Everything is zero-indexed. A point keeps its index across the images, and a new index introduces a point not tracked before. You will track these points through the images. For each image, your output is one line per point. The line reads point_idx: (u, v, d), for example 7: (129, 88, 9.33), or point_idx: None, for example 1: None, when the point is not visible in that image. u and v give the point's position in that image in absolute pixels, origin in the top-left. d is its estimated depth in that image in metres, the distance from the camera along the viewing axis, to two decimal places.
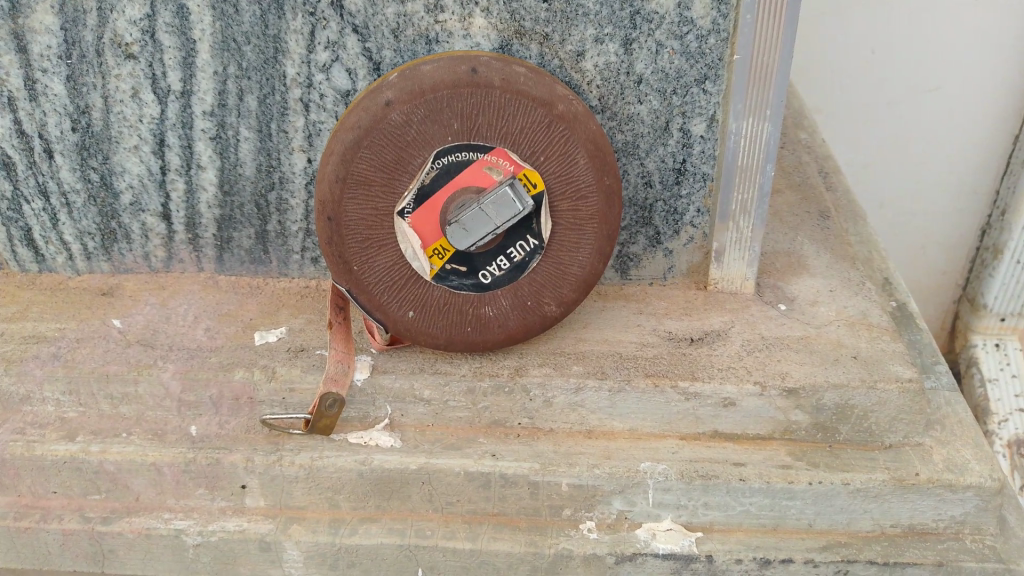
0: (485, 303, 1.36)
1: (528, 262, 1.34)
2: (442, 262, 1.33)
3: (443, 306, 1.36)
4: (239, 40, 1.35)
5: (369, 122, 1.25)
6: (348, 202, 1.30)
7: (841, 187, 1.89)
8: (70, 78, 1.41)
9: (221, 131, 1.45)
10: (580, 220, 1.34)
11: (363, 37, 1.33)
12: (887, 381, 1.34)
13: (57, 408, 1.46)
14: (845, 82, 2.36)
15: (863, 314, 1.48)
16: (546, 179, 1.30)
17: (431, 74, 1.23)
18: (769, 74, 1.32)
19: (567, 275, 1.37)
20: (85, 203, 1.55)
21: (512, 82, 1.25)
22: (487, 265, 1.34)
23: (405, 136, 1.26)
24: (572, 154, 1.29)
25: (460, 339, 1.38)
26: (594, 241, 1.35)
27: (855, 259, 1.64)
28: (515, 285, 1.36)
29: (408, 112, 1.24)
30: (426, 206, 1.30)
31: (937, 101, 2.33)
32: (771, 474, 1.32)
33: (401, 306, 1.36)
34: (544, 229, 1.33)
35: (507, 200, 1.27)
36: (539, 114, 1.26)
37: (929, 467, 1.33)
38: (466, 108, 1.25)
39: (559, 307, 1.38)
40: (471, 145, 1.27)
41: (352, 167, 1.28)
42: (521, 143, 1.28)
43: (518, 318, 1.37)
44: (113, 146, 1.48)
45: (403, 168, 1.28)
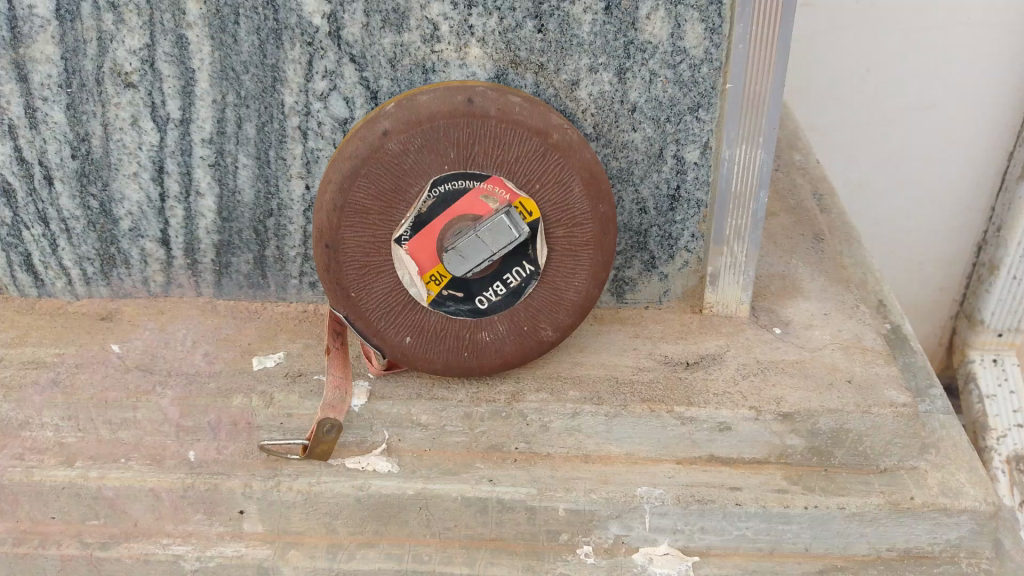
0: (481, 328, 1.37)
1: (524, 288, 1.35)
2: (439, 288, 1.34)
3: (439, 332, 1.37)
4: (238, 69, 1.37)
5: (366, 151, 1.26)
6: (346, 230, 1.31)
7: (836, 209, 1.90)
8: (70, 107, 1.42)
9: (220, 158, 1.46)
10: (576, 246, 1.35)
11: (360, 67, 1.34)
12: (881, 405, 1.35)
13: (56, 434, 1.46)
14: (841, 103, 2.38)
15: (858, 337, 1.49)
16: (542, 206, 1.31)
17: (427, 105, 1.25)
18: (762, 101, 1.34)
19: (562, 301, 1.38)
20: (84, 228, 1.56)
21: (508, 112, 1.26)
22: (484, 291, 1.34)
23: (402, 165, 1.27)
24: (567, 182, 1.30)
25: (457, 364, 1.39)
26: (590, 266, 1.36)
27: (850, 282, 1.65)
28: (511, 310, 1.37)
29: (406, 141, 1.26)
30: (423, 234, 1.31)
31: (930, 121, 2.35)
32: (767, 499, 1.33)
33: (398, 332, 1.37)
34: (540, 256, 1.34)
35: (503, 228, 1.28)
36: (535, 143, 1.28)
37: (924, 491, 1.34)
38: (463, 138, 1.26)
39: (555, 332, 1.39)
40: (467, 173, 1.28)
41: (350, 196, 1.29)
42: (517, 172, 1.29)
43: (515, 343, 1.38)
44: (112, 173, 1.49)
45: (400, 197, 1.29)
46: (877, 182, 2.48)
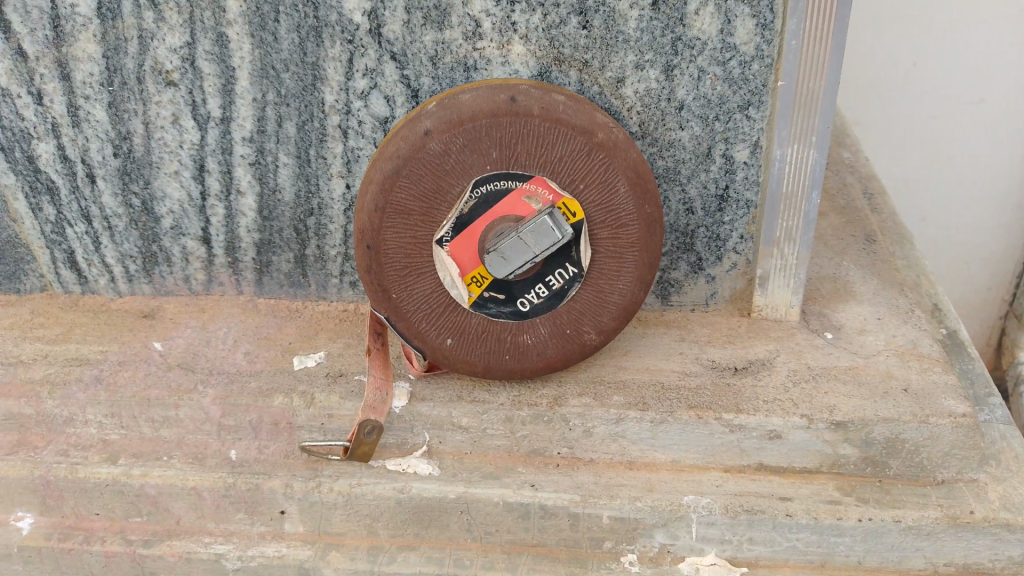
0: (523, 331, 1.34)
1: (567, 290, 1.33)
2: (480, 290, 1.31)
3: (481, 334, 1.35)
4: (278, 67, 1.35)
5: (408, 151, 1.24)
6: (388, 233, 1.29)
7: (888, 210, 1.84)
8: (112, 105, 1.42)
9: (260, 157, 1.45)
10: (621, 247, 1.32)
11: (401, 64, 1.32)
12: (940, 415, 1.30)
13: (99, 430, 1.46)
14: (885, 98, 2.30)
15: (913, 343, 1.44)
16: (586, 207, 1.28)
17: (470, 103, 1.22)
18: (814, 101, 1.30)
19: (607, 304, 1.35)
20: (126, 226, 1.57)
21: (552, 111, 1.23)
22: (525, 293, 1.32)
23: (444, 166, 1.25)
24: (612, 182, 1.27)
25: (498, 367, 1.36)
26: (635, 268, 1.33)
27: (903, 285, 1.60)
28: (554, 313, 1.34)
29: (448, 141, 1.23)
30: (465, 236, 1.29)
31: (983, 118, 2.26)
32: (819, 510, 1.28)
33: (438, 334, 1.35)
34: (583, 257, 1.31)
35: (547, 228, 1.25)
36: (579, 143, 1.25)
37: (984, 505, 1.28)
38: (506, 137, 1.24)
39: (598, 335, 1.36)
40: (509, 173, 1.26)
41: (391, 196, 1.27)
42: (561, 172, 1.26)
43: (557, 347, 1.35)
44: (153, 172, 1.49)
45: (442, 197, 1.27)
46: (926, 181, 2.40)
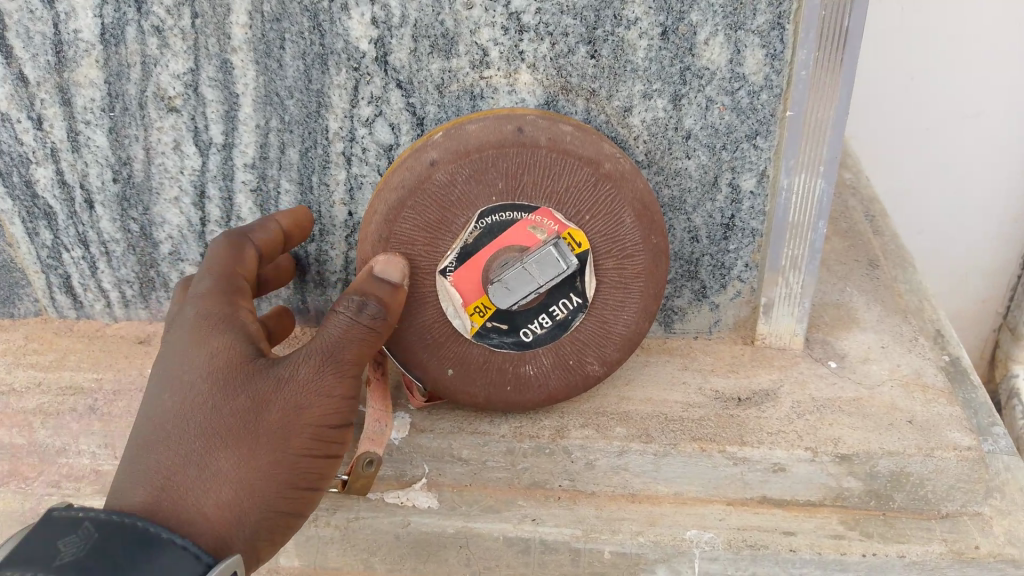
0: (526, 361, 1.33)
1: (571, 321, 1.31)
2: (483, 319, 1.30)
3: (483, 365, 1.33)
4: (282, 94, 1.34)
5: (413, 181, 1.23)
6: (391, 263, 1.28)
7: (890, 233, 1.84)
8: (112, 131, 1.41)
9: (262, 183, 1.44)
10: (625, 279, 1.31)
11: (407, 92, 1.31)
12: (944, 448, 1.28)
13: (93, 460, 1.46)
14: (883, 112, 2.25)
15: (918, 373, 1.43)
16: (591, 238, 1.27)
17: (476, 134, 1.21)
18: (823, 131, 1.29)
19: (611, 335, 1.33)
20: (124, 251, 1.55)
21: (559, 142, 1.22)
22: (528, 323, 1.30)
23: (449, 196, 1.24)
24: (618, 214, 1.26)
25: (501, 398, 1.35)
26: (639, 298, 1.32)
27: (906, 312, 1.59)
28: (557, 343, 1.33)
29: (453, 171, 1.22)
30: (468, 265, 1.28)
31: (987, 136, 2.23)
32: (822, 544, 1.29)
33: (440, 363, 1.33)
34: (587, 287, 1.30)
35: (551, 259, 1.24)
36: (585, 174, 1.23)
37: (989, 540, 1.28)
38: (511, 167, 1.23)
39: (602, 366, 1.35)
40: (514, 205, 1.25)
41: (396, 227, 1.26)
42: (566, 203, 1.25)
43: (560, 378, 1.34)
44: (153, 197, 1.47)
45: (447, 227, 1.26)
46: (921, 198, 2.38)
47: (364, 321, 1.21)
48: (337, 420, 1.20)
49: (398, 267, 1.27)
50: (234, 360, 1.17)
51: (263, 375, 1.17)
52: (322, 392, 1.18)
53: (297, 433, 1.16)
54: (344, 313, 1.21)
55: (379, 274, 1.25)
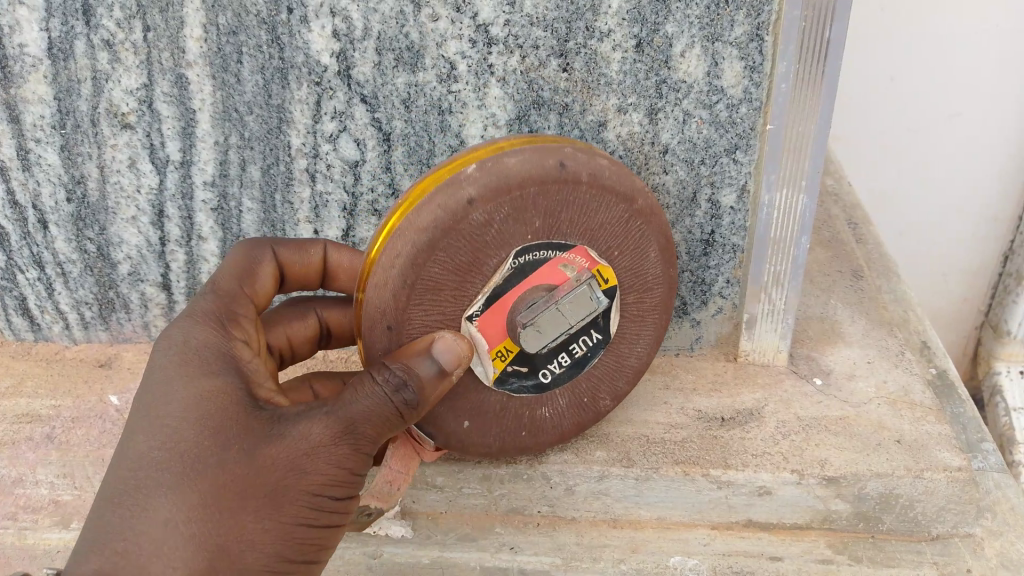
0: (542, 405, 1.22)
1: (590, 358, 1.22)
2: (504, 364, 1.16)
3: (500, 413, 1.20)
4: (241, 110, 1.28)
5: (448, 220, 1.05)
6: (406, 307, 1.09)
7: (874, 240, 1.81)
8: (65, 148, 1.34)
9: (223, 201, 1.38)
10: (644, 311, 1.25)
11: (372, 107, 1.25)
12: (934, 469, 1.25)
13: (51, 491, 1.39)
14: (861, 113, 2.20)
15: (906, 391, 1.39)
16: (617, 273, 1.19)
17: (518, 165, 1.06)
18: (805, 144, 1.23)
19: (623, 367, 1.27)
20: (81, 273, 1.48)
21: (594, 174, 1.10)
22: (547, 364, 1.18)
23: (483, 238, 1.08)
24: (645, 247, 1.19)
25: (515, 446, 1.24)
26: (654, 335, 1.27)
27: (892, 324, 1.55)
28: (574, 381, 1.23)
29: (492, 212, 1.06)
30: (494, 310, 1.14)
31: (978, 130, 2.17)
32: (810, 570, 1.26)
33: (455, 419, 1.18)
34: (608, 323, 1.21)
35: (585, 299, 1.16)
36: (620, 210, 1.14)
37: (981, 562, 1.25)
38: (552, 206, 1.10)
39: (613, 401, 1.29)
40: (551, 242, 1.12)
41: (424, 271, 1.07)
42: (599, 238, 1.15)
43: (573, 418, 1.26)
44: (110, 217, 1.41)
45: (477, 270, 1.10)
46: (901, 200, 2.33)
47: (398, 402, 1.01)
48: (337, 493, 1.01)
49: (456, 351, 1.05)
50: (235, 400, 1.00)
51: (271, 429, 0.98)
52: (331, 462, 0.98)
53: (294, 493, 0.97)
54: (380, 385, 1.01)
55: (432, 352, 1.04)
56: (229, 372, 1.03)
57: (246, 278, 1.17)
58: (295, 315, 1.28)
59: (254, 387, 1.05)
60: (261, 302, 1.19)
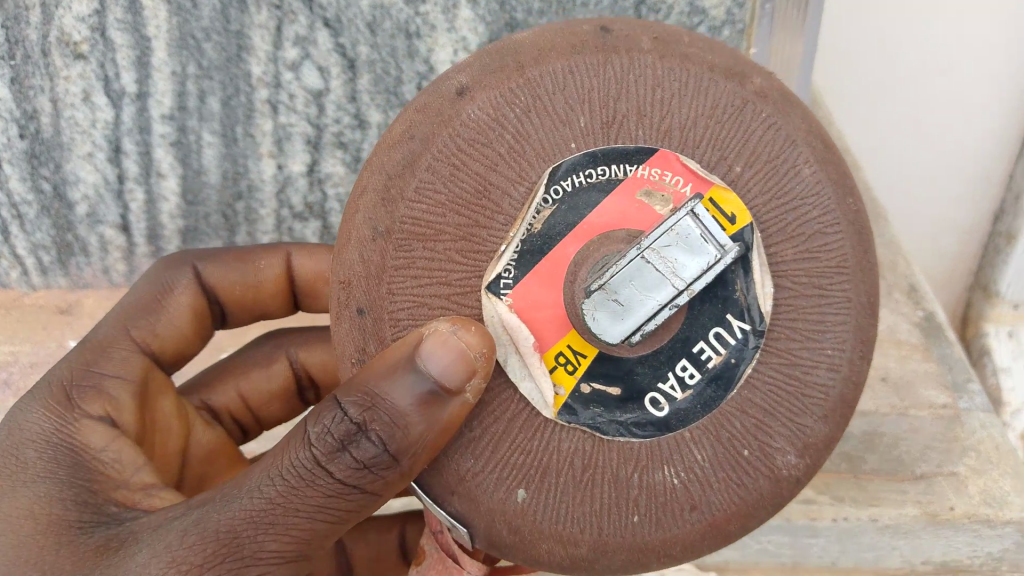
0: (661, 461, 0.79)
1: (732, 372, 0.80)
2: (575, 375, 0.81)
3: (579, 476, 0.79)
4: (198, 36, 1.21)
5: (429, 131, 0.81)
6: (394, 276, 0.80)
7: (862, 187, 1.71)
8: (14, 81, 1.26)
9: (182, 136, 1.31)
10: (820, 283, 0.80)
11: (335, 31, 1.20)
12: (919, 407, 1.30)
13: None
14: (864, 66, 1.86)
15: (892, 330, 1.42)
16: (756, 211, 0.79)
17: (532, 43, 0.82)
18: (790, 68, 1.23)
19: (802, 391, 0.80)
20: (37, 214, 1.41)
21: (671, 45, 0.82)
22: (656, 385, 0.81)
23: (489, 155, 0.79)
24: (791, 168, 0.80)
25: (626, 527, 0.79)
26: (845, 310, 0.80)
27: (880, 267, 1.53)
28: (715, 416, 0.80)
29: (496, 109, 0.80)
30: (540, 273, 0.81)
31: (969, 89, 1.89)
32: (792, 511, 1.20)
33: (501, 481, 0.80)
34: (756, 301, 0.80)
35: (692, 241, 0.78)
36: (727, 97, 0.80)
37: (965, 500, 1.20)
38: (602, 90, 0.80)
39: (798, 459, 0.80)
40: (620, 153, 0.80)
41: (401, 212, 0.80)
42: (695, 145, 0.80)
43: (729, 483, 0.80)
44: (65, 153, 1.33)
45: (490, 214, 0.79)
46: (902, 165, 2.03)
47: (334, 473, 0.81)
48: None
49: (456, 356, 0.76)
50: (62, 517, 0.87)
51: (103, 560, 0.81)
52: (271, 541, 0.80)
53: None
54: (310, 447, 0.81)
55: (416, 366, 0.77)
56: (59, 469, 0.92)
57: (156, 308, 1.14)
58: (259, 365, 1.29)
59: (104, 480, 0.93)
60: (185, 332, 1.16)
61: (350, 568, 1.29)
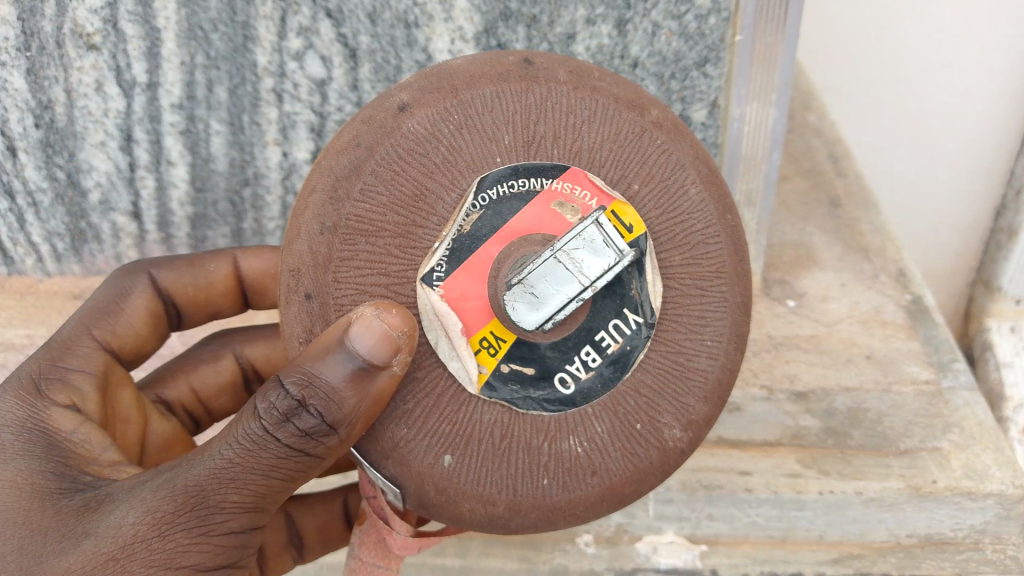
0: (568, 433, 0.85)
1: (630, 356, 0.87)
2: (495, 360, 0.85)
3: (497, 444, 0.84)
4: (206, 28, 1.27)
5: (374, 138, 0.85)
6: (338, 267, 0.83)
7: (855, 173, 1.77)
8: (30, 72, 1.31)
9: (191, 124, 1.36)
10: (703, 279, 0.89)
11: (337, 22, 1.25)
12: (902, 383, 1.34)
13: None
14: (854, 55, 1.92)
15: (877, 310, 1.46)
16: (643, 216, 0.88)
17: (465, 68, 0.88)
18: (774, 55, 1.25)
19: (686, 376, 0.88)
20: (52, 202, 1.46)
21: (584, 79, 0.89)
22: (565, 366, 0.86)
23: (427, 162, 0.85)
24: (678, 182, 0.89)
25: (534, 495, 0.85)
26: (722, 308, 0.89)
27: (868, 251, 1.57)
28: (612, 397, 0.86)
29: (433, 122, 0.85)
30: (469, 268, 0.85)
31: (965, 83, 1.92)
32: (779, 484, 1.24)
33: (428, 448, 0.84)
34: (648, 294, 0.87)
35: (595, 243, 0.84)
36: (631, 121, 0.89)
37: (947, 474, 1.24)
38: (524, 112, 0.87)
39: (684, 435, 0.88)
40: (536, 165, 0.86)
41: (348, 205, 0.84)
42: (602, 163, 0.88)
43: (625, 457, 0.86)
44: (78, 142, 1.38)
45: (425, 212, 0.84)
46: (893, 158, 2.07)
47: (282, 440, 0.84)
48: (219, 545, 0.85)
49: (380, 336, 0.79)
50: (38, 489, 0.87)
51: (82, 519, 0.83)
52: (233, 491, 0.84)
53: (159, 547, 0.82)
54: (259, 419, 0.84)
55: (347, 346, 0.80)
56: (35, 448, 0.92)
57: (110, 313, 1.14)
58: (206, 361, 1.29)
59: (77, 458, 0.93)
60: (141, 333, 1.16)
61: (300, 540, 1.22)
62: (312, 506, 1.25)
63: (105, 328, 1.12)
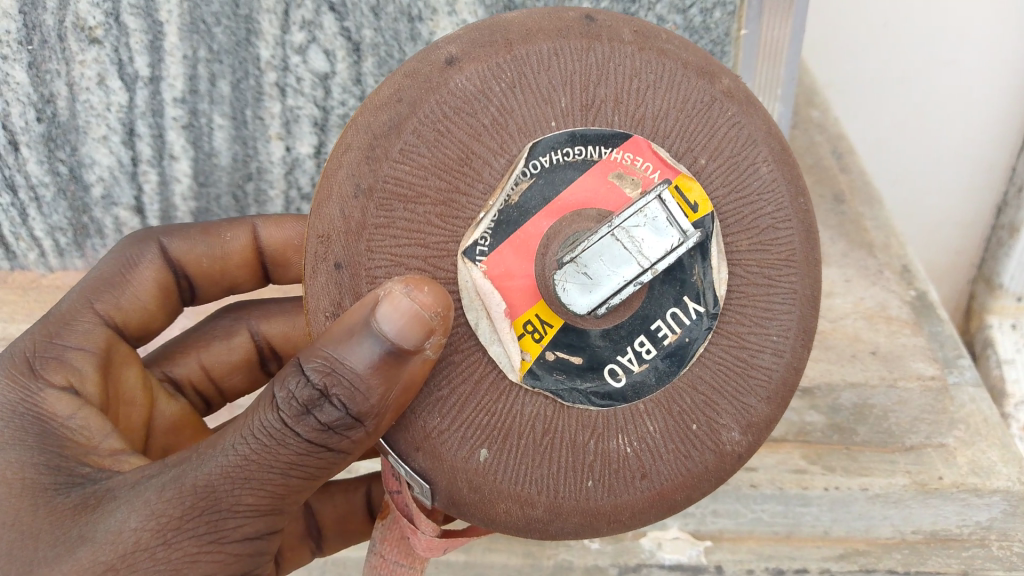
0: (616, 432, 0.84)
1: (688, 349, 0.85)
2: (540, 344, 0.85)
3: (540, 441, 0.83)
4: (209, 21, 1.26)
5: (421, 97, 0.83)
6: (374, 233, 0.82)
7: (858, 168, 1.76)
8: (32, 66, 1.30)
9: (194, 118, 1.36)
10: (768, 273, 0.87)
11: (340, 16, 1.25)
12: (908, 378, 1.34)
13: None
14: (860, 52, 1.91)
15: (883, 306, 1.46)
16: (708, 193, 0.86)
17: (525, 22, 0.86)
18: (780, 49, 1.25)
19: (746, 376, 0.86)
20: (54, 196, 1.45)
21: (650, 39, 0.87)
22: (616, 357, 0.85)
23: (478, 126, 0.83)
24: (749, 158, 0.87)
25: (577, 493, 0.84)
26: (790, 301, 0.87)
27: (872, 247, 1.57)
28: (667, 393, 0.85)
29: (485, 85, 0.83)
30: (515, 244, 0.84)
31: (970, 79, 1.90)
32: (783, 480, 1.24)
33: (464, 442, 0.83)
34: (704, 283, 0.86)
35: (659, 223, 0.83)
36: (699, 90, 0.87)
37: (953, 470, 1.24)
38: (581, 76, 0.85)
39: (742, 438, 0.86)
40: (598, 133, 0.84)
41: (389, 172, 0.82)
42: (664, 130, 0.86)
43: (677, 458, 0.85)
44: (80, 136, 1.38)
45: (472, 181, 0.83)
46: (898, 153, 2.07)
47: (304, 432, 0.83)
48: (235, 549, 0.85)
49: (410, 316, 0.77)
50: (32, 485, 0.87)
51: (85, 517, 0.83)
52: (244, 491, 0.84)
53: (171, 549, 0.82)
54: (277, 410, 0.83)
55: (374, 328, 0.78)
56: (28, 437, 0.91)
57: (119, 285, 1.14)
58: (220, 337, 1.28)
59: (74, 446, 0.92)
60: (150, 306, 1.16)
61: (320, 532, 1.20)
62: (333, 495, 1.24)
63: (112, 301, 1.12)
